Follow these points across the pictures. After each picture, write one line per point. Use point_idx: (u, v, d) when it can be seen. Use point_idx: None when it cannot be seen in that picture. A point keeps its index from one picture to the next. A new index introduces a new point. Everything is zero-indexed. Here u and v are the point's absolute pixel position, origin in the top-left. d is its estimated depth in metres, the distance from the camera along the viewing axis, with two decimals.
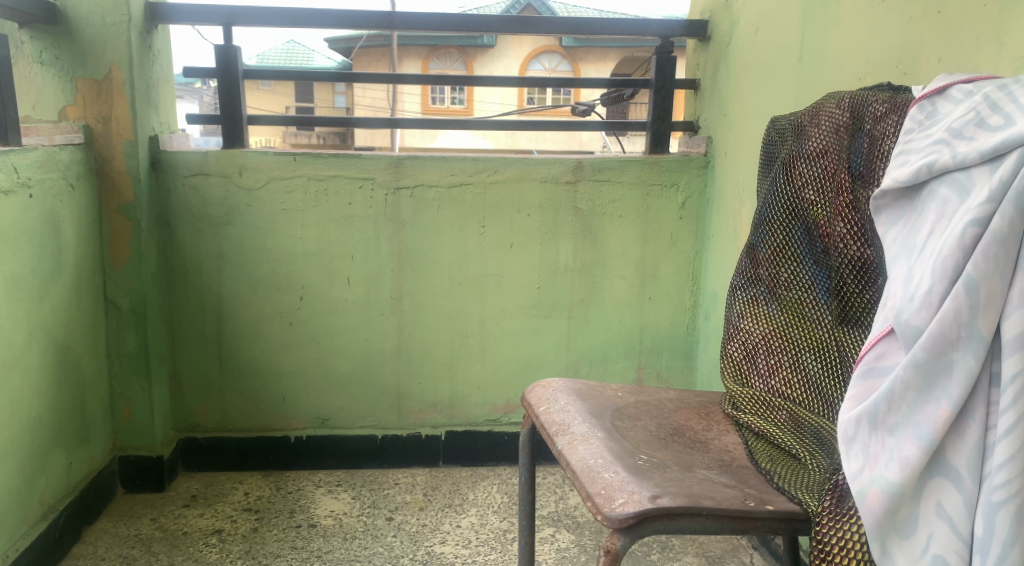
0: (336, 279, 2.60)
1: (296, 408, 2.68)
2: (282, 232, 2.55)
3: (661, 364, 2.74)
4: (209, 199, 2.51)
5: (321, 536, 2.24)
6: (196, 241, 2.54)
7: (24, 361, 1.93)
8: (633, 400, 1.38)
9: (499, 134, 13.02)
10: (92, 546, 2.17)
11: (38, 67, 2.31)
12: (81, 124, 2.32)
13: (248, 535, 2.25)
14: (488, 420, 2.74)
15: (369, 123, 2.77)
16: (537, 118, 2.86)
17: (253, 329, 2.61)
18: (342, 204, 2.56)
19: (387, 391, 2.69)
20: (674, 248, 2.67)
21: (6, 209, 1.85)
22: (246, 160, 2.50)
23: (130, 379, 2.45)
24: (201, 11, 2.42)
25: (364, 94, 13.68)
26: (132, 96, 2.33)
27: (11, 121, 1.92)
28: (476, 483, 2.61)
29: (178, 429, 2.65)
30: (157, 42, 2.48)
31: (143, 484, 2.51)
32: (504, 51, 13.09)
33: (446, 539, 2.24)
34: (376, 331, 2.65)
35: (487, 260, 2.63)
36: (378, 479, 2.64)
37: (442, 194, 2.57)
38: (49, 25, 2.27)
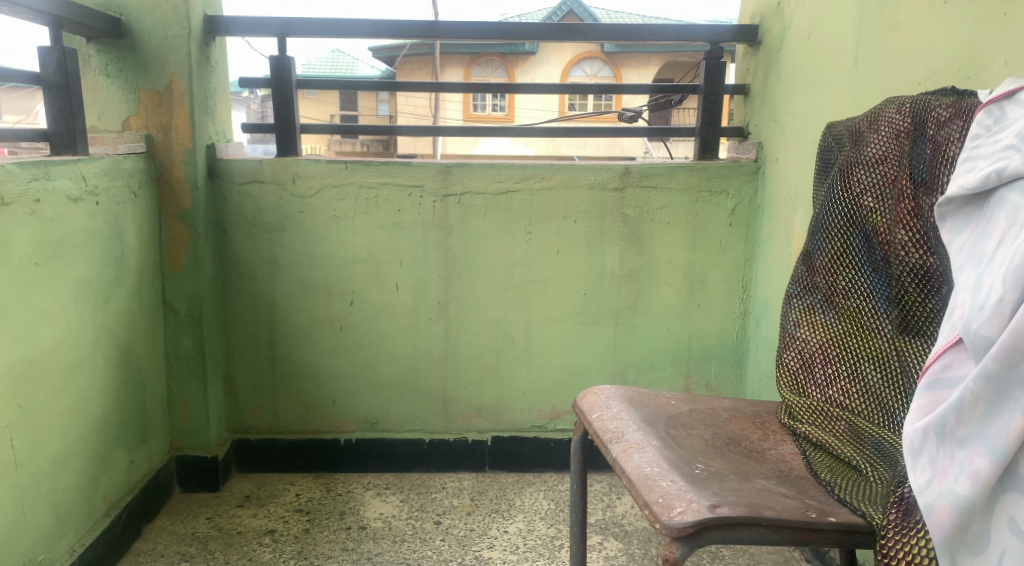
0: (385, 285, 2.64)
1: (346, 412, 2.72)
2: (333, 239, 2.60)
3: (710, 372, 2.71)
4: (263, 206, 2.57)
5: (371, 539, 2.27)
6: (251, 247, 2.60)
7: (90, 362, 2.00)
8: (687, 409, 1.37)
9: (540, 141, 13.04)
10: (151, 543, 2.23)
11: (103, 79, 2.40)
12: (143, 134, 2.40)
13: (300, 535, 2.29)
14: (534, 427, 2.74)
15: (408, 130, 2.80)
16: (576, 125, 2.86)
17: (305, 334, 2.66)
18: (392, 211, 2.59)
19: (435, 396, 2.72)
20: (724, 255, 2.64)
21: (76, 216, 1.93)
22: (299, 167, 2.55)
23: (187, 381, 2.53)
24: (257, 23, 2.48)
25: (406, 102, 13.83)
26: (191, 106, 2.40)
27: (79, 131, 2.12)
28: (523, 489, 2.62)
29: (232, 431, 2.72)
30: (214, 53, 2.55)
31: (199, 483, 2.57)
32: (546, 57, 13.12)
33: (493, 544, 2.25)
34: (424, 336, 2.67)
35: (534, 266, 2.64)
36: (425, 483, 2.67)
37: (489, 201, 2.59)
38: (114, 39, 2.35)
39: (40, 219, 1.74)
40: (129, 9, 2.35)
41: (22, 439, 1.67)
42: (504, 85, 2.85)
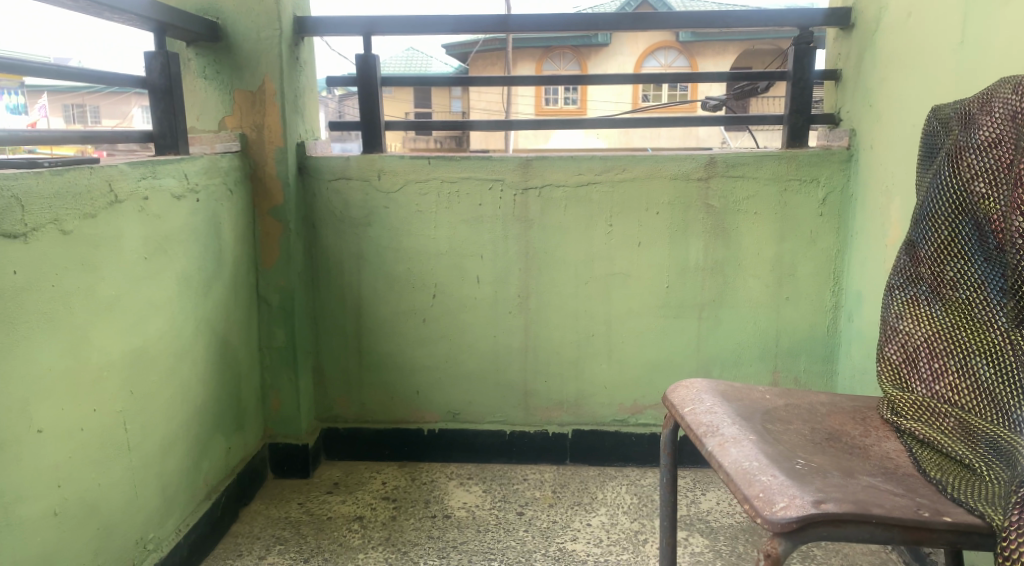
0: (467, 278, 2.67)
1: (429, 403, 2.77)
2: (416, 233, 2.65)
3: (799, 367, 2.63)
4: (350, 201, 2.64)
5: (455, 527, 2.30)
6: (339, 242, 2.68)
7: (192, 352, 2.10)
8: (783, 403, 1.34)
9: (613, 134, 12.91)
10: (248, 525, 2.33)
11: (202, 81, 2.51)
12: (239, 133, 2.50)
13: (387, 522, 2.35)
14: (616, 420, 2.73)
15: (479, 125, 2.82)
16: (650, 115, 2.81)
17: (391, 326, 2.72)
18: (473, 205, 2.62)
19: (516, 388, 2.74)
20: (814, 247, 2.56)
21: (179, 213, 2.02)
22: (384, 163, 2.61)
23: (280, 371, 2.62)
24: (343, 23, 2.55)
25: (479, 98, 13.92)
26: (283, 105, 2.49)
27: (180, 132, 2.23)
28: (605, 483, 2.61)
29: (321, 419, 2.81)
30: (303, 54, 2.63)
31: (291, 469, 2.67)
32: (620, 49, 12.97)
33: (577, 536, 2.25)
34: (506, 328, 2.70)
35: (615, 259, 2.62)
36: (508, 474, 2.69)
37: (570, 193, 2.58)
38: (212, 42, 2.46)
39: (148, 215, 1.84)
40: (225, 14, 2.45)
41: (134, 423, 1.77)
42: (577, 77, 2.84)
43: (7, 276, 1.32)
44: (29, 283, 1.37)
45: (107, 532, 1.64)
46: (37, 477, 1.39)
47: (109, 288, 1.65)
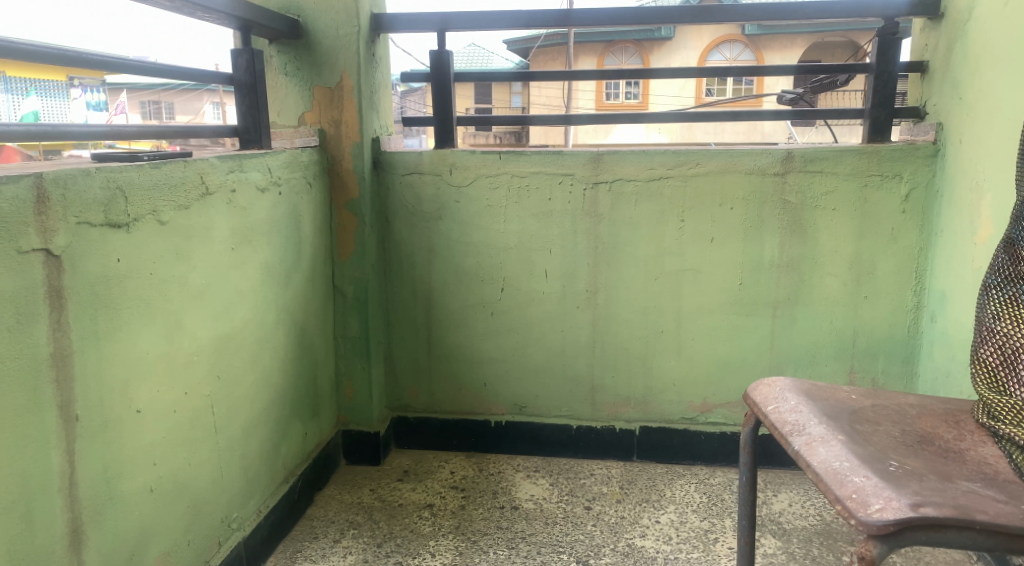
0: (535, 273, 2.68)
1: (497, 395, 2.80)
2: (487, 227, 2.67)
3: (878, 369, 2.55)
4: (422, 195, 2.69)
5: (524, 519, 2.32)
6: (410, 235, 2.72)
7: (273, 340, 2.18)
8: (870, 404, 1.31)
9: (676, 129, 12.72)
10: (323, 509, 2.41)
11: (283, 78, 2.58)
12: (317, 128, 2.57)
13: (456, 511, 2.38)
14: (684, 418, 2.70)
15: (540, 120, 2.82)
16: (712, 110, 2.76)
17: (460, 318, 2.75)
18: (543, 200, 2.63)
19: (584, 383, 2.74)
20: (895, 244, 2.48)
21: (263, 205, 2.09)
22: (456, 158, 2.64)
23: (353, 360, 2.69)
24: (418, 20, 2.59)
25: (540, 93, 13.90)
26: (360, 101, 2.54)
27: (264, 127, 2.31)
28: (673, 480, 2.58)
29: (391, 408, 2.87)
30: (379, 50, 2.68)
31: (362, 456, 2.74)
32: (684, 42, 12.76)
33: (646, 532, 2.24)
34: (574, 323, 2.70)
35: (686, 254, 2.59)
36: (574, 468, 2.69)
37: (641, 188, 2.57)
38: (293, 40, 2.52)
39: (235, 207, 1.91)
40: (306, 11, 2.52)
41: (221, 407, 1.84)
42: (638, 71, 2.80)
43: (112, 263, 1.36)
44: (132, 271, 1.44)
45: (196, 510, 1.72)
46: (136, 455, 1.46)
47: (200, 277, 1.72)
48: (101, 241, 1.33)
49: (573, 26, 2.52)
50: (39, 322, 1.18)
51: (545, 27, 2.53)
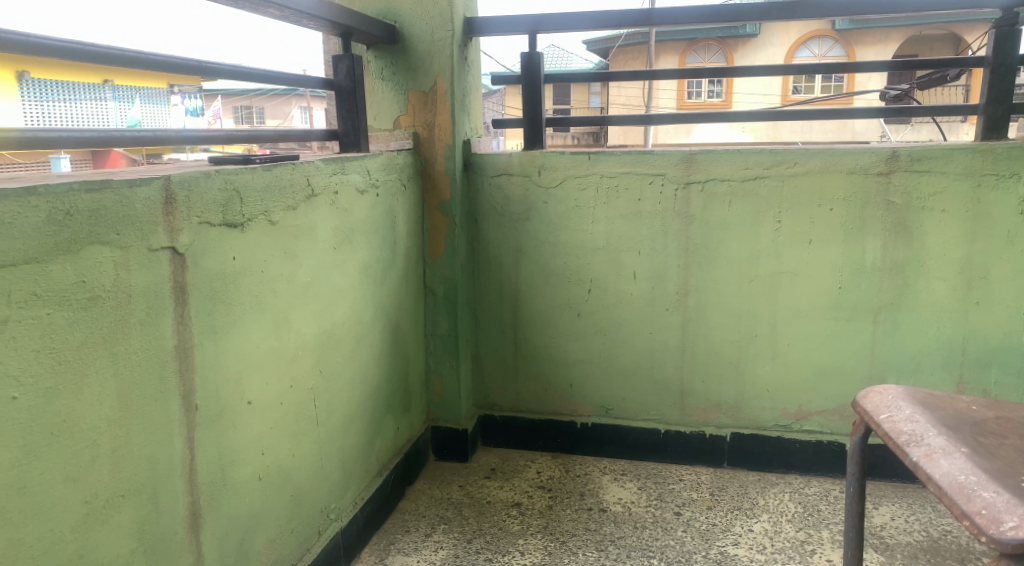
0: (624, 274, 2.66)
1: (583, 396, 2.80)
2: (575, 228, 2.67)
3: (990, 379, 2.42)
4: (511, 196, 2.71)
5: (612, 522, 2.31)
6: (499, 236, 2.75)
7: (369, 336, 2.24)
8: (993, 416, 1.24)
9: (761, 128, 12.38)
10: (413, 504, 2.46)
11: (379, 82, 2.65)
12: (411, 131, 2.63)
13: (544, 511, 2.39)
14: (778, 425, 2.63)
15: (618, 120, 2.79)
16: (800, 108, 2.67)
17: (547, 319, 2.76)
18: (633, 201, 2.60)
19: (672, 387, 2.70)
20: (1011, 248, 2.34)
21: (361, 206, 2.16)
22: (546, 159, 2.65)
23: (442, 358, 2.74)
24: (511, 23, 2.61)
25: (619, 93, 13.78)
26: (452, 104, 2.59)
27: (361, 131, 2.38)
28: (765, 488, 2.52)
29: (478, 407, 2.90)
30: (471, 53, 2.72)
31: (450, 453, 2.78)
32: (771, 39, 12.42)
33: (738, 541, 2.19)
34: (663, 326, 2.66)
35: (782, 257, 2.52)
36: (662, 473, 2.66)
37: (735, 188, 2.51)
38: (389, 45, 2.59)
39: (337, 208, 1.98)
40: (402, 17, 2.58)
41: (321, 400, 1.90)
42: (720, 69, 2.74)
43: (229, 261, 1.44)
44: (245, 269, 1.51)
45: (299, 499, 1.79)
46: (247, 444, 1.53)
47: (305, 275, 1.79)
48: (219, 240, 1.40)
49: (655, 26, 2.50)
50: (166, 315, 1.25)
51: (630, 28, 2.52)
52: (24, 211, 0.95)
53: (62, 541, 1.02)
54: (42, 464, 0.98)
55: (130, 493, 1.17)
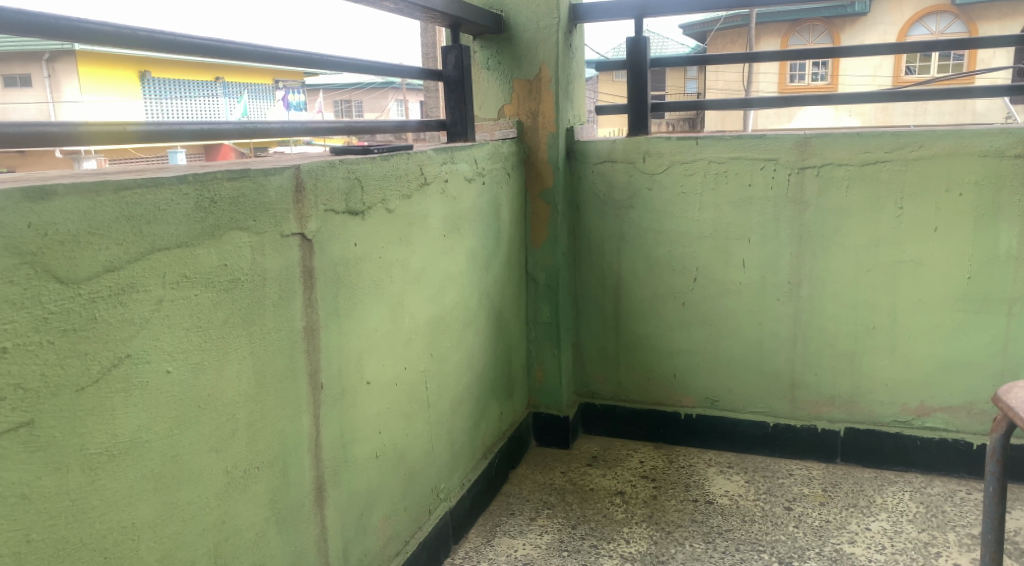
0: (731, 262, 2.59)
1: (687, 387, 2.75)
2: (681, 215, 2.62)
3: None
4: (614, 184, 2.68)
5: (719, 514, 2.27)
6: (602, 224, 2.73)
7: (475, 322, 2.28)
8: None
9: (871, 111, 11.75)
10: (517, 488, 2.49)
11: (485, 72, 2.69)
12: (516, 120, 2.65)
13: (648, 501, 2.37)
14: (896, 422, 2.51)
15: (718, 105, 2.71)
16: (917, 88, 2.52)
17: (650, 308, 2.73)
18: (742, 186, 2.53)
19: (782, 378, 2.62)
20: None
21: (469, 194, 2.19)
22: (650, 145, 2.61)
23: (544, 346, 2.76)
24: (616, 8, 2.58)
25: (717, 78, 13.38)
26: (557, 92, 2.59)
27: (468, 120, 2.43)
28: (883, 487, 2.41)
29: (580, 394, 2.90)
30: (575, 40, 2.71)
31: (552, 439, 2.80)
32: (883, 17, 11.75)
33: (855, 539, 2.11)
34: (772, 316, 2.58)
35: (904, 245, 2.39)
36: (770, 466, 2.58)
37: (853, 173, 2.40)
38: (496, 34, 2.61)
39: (446, 197, 2.02)
40: (509, 6, 2.60)
41: (431, 384, 1.96)
42: (826, 49, 2.61)
43: (350, 248, 1.49)
44: (365, 255, 1.56)
45: (411, 477, 1.84)
46: (366, 423, 1.59)
47: (418, 261, 1.84)
48: (343, 227, 1.46)
49: (762, 6, 2.41)
50: (296, 298, 1.31)
51: (739, 8, 2.44)
52: (177, 199, 1.01)
53: (209, 507, 1.09)
54: (192, 434, 1.05)
55: (264, 465, 1.23)
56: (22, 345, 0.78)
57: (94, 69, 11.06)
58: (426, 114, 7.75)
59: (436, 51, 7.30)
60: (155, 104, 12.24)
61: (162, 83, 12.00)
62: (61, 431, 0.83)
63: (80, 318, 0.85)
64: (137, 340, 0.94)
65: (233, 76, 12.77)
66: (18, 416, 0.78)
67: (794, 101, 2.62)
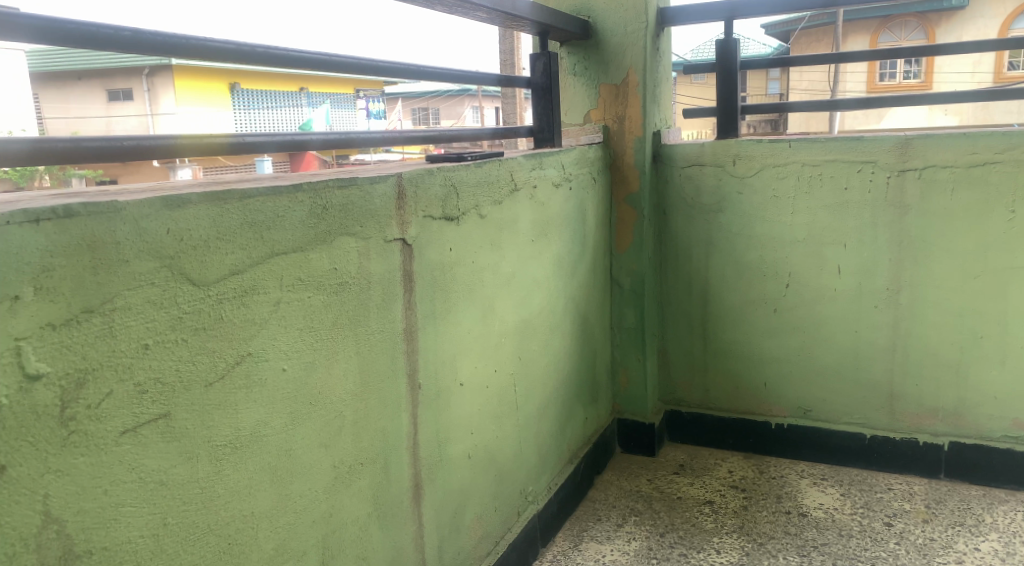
0: (826, 268, 2.52)
1: (778, 396, 2.68)
2: (772, 219, 2.56)
3: None
4: (703, 188, 2.65)
5: (814, 527, 2.20)
6: (690, 229, 2.70)
7: (561, 327, 2.29)
8: None
9: (969, 110, 11.17)
10: (603, 494, 2.49)
11: (571, 78, 2.70)
12: (602, 125, 2.65)
13: (739, 511, 2.33)
14: (1006, 437, 2.38)
15: (801, 107, 2.64)
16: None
17: (739, 315, 2.68)
18: (838, 189, 2.45)
19: (880, 389, 2.52)
20: None
21: (556, 199, 2.21)
22: (741, 148, 2.56)
23: (629, 351, 2.75)
24: (704, 10, 2.55)
25: (803, 77, 12.99)
26: (644, 97, 2.58)
27: (556, 126, 2.45)
28: (992, 505, 2.28)
29: (665, 402, 2.87)
30: (663, 43, 2.69)
31: (637, 446, 2.78)
32: (983, 10, 11.14)
33: (963, 559, 2.01)
34: (870, 324, 2.49)
35: (1015, 250, 2.28)
36: (867, 480, 2.49)
37: (959, 176, 2.30)
38: (583, 40, 2.62)
39: (535, 202, 2.04)
40: (596, 12, 2.60)
41: (520, 387, 1.98)
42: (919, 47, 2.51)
43: (446, 253, 1.53)
44: (459, 259, 1.60)
45: (501, 479, 1.87)
46: (459, 424, 1.63)
47: (508, 266, 1.87)
48: (439, 232, 1.51)
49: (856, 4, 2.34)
50: (397, 301, 1.36)
51: (834, 6, 2.37)
52: (294, 206, 1.06)
53: (318, 500, 1.14)
54: (304, 430, 1.10)
55: (368, 461, 1.28)
56: (162, 343, 0.83)
57: (188, 83, 11.93)
58: (502, 120, 7.83)
59: (514, 57, 7.37)
60: (245, 114, 12.75)
61: (252, 95, 12.49)
62: (193, 423, 0.88)
63: (209, 317, 0.90)
64: (257, 340, 0.99)
65: (318, 87, 13.18)
66: (158, 408, 0.82)
67: (892, 101, 2.52)
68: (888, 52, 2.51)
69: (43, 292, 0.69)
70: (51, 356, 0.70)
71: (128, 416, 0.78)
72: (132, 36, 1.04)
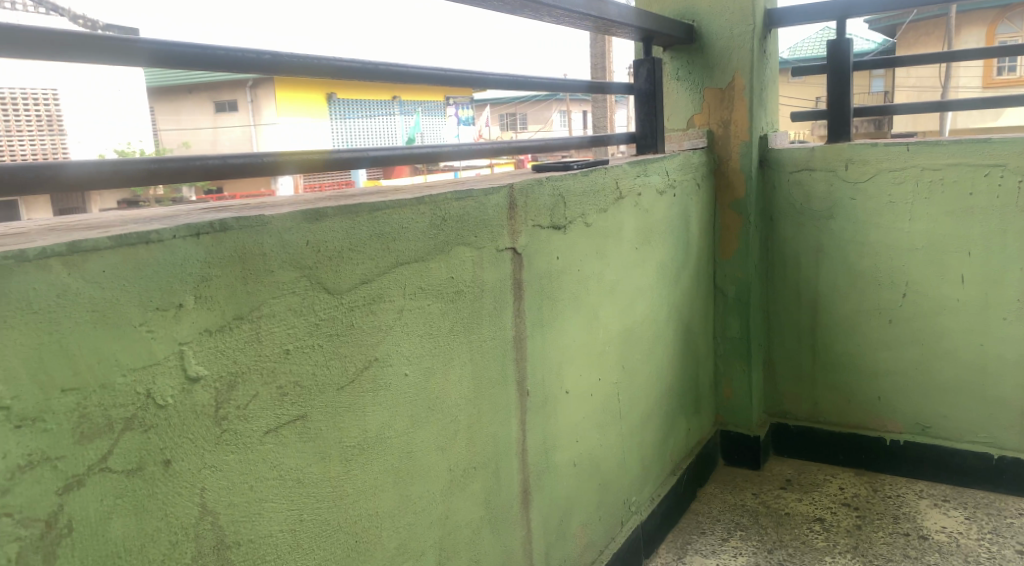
0: (948, 278, 2.39)
1: (894, 411, 2.56)
2: (888, 226, 2.45)
3: None
4: (812, 193, 2.56)
5: (937, 552, 2.08)
6: (798, 236, 2.61)
7: (664, 336, 2.26)
8: None
9: None
10: (706, 507, 2.44)
11: (675, 83, 2.67)
12: (706, 130, 2.60)
13: (853, 531, 2.23)
14: None
15: (904, 108, 2.49)
16: None
17: (851, 325, 2.57)
18: (963, 194, 2.32)
19: (1009, 407, 2.37)
20: None
21: (660, 206, 2.19)
22: (854, 152, 2.46)
23: (733, 362, 2.68)
24: (815, 10, 2.47)
25: (913, 75, 12.35)
26: (751, 101, 2.52)
27: (659, 132, 2.42)
28: None
29: (771, 414, 2.78)
30: (770, 45, 2.62)
31: (741, 459, 2.71)
32: None
33: None
34: (998, 337, 2.34)
35: None
36: (994, 504, 2.34)
37: None
38: (687, 44, 2.59)
39: (640, 209, 2.03)
40: (701, 16, 2.56)
41: (623, 396, 1.97)
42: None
43: (553, 262, 1.55)
44: (566, 268, 1.61)
45: (605, 488, 1.86)
46: (565, 432, 1.64)
47: (612, 274, 1.86)
48: (548, 240, 1.52)
49: None
50: (507, 309, 1.38)
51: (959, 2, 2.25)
52: (416, 218, 1.10)
53: (435, 502, 1.17)
54: (423, 433, 1.14)
55: (480, 466, 1.30)
56: (300, 348, 0.88)
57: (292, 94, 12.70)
58: (592, 125, 7.81)
59: (605, 62, 7.35)
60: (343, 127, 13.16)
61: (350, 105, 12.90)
62: (326, 424, 0.92)
63: (341, 325, 0.95)
64: (382, 346, 1.03)
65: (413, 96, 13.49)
66: (297, 410, 0.87)
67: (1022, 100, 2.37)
68: (1016, 47, 2.36)
69: (201, 301, 0.74)
70: (208, 359, 0.75)
71: (270, 417, 0.83)
72: (270, 58, 1.12)
